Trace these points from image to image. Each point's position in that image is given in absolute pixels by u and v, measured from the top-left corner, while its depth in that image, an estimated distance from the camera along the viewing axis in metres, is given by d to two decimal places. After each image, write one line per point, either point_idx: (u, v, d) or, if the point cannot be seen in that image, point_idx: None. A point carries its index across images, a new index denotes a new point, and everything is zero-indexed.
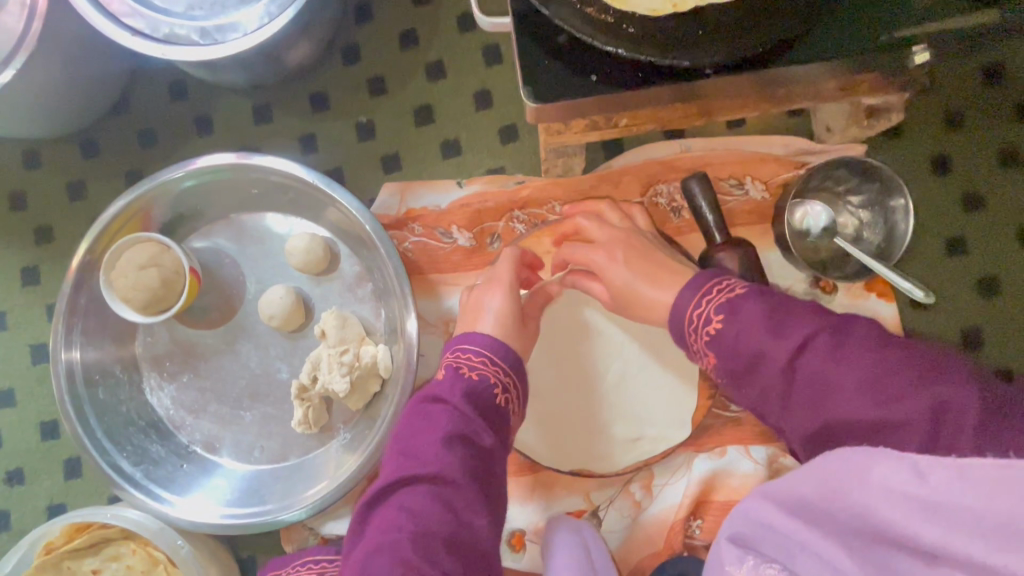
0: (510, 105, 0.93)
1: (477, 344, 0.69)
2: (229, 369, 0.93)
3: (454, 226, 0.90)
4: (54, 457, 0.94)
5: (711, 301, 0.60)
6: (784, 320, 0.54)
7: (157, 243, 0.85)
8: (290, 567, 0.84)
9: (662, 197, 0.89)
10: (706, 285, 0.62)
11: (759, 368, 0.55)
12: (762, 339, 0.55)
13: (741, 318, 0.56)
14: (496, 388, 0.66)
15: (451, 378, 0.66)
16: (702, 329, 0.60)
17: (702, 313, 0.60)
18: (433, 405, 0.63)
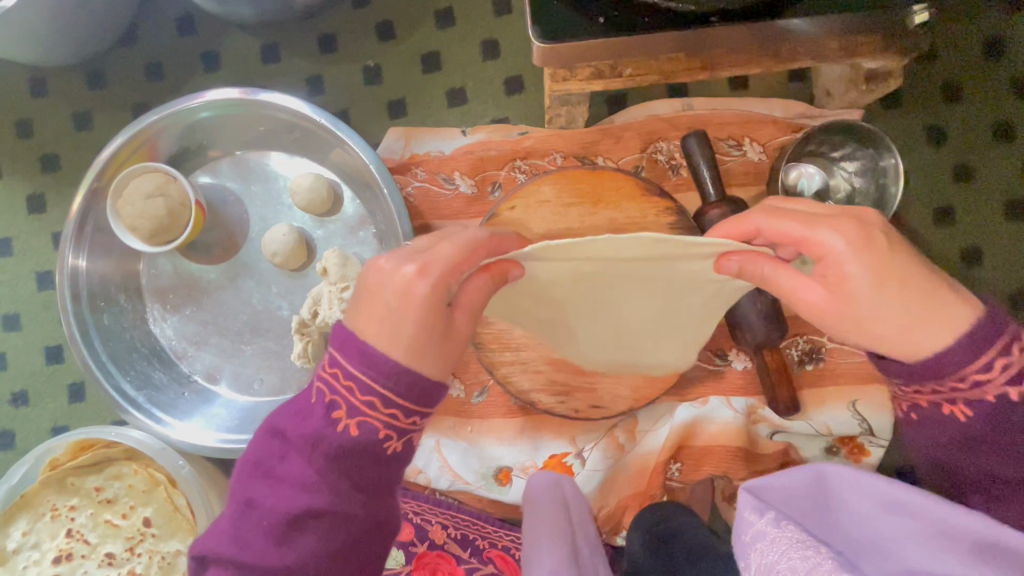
0: (518, 56, 0.94)
1: (358, 371, 0.55)
2: (231, 303, 0.96)
3: (456, 173, 0.91)
4: (58, 381, 0.96)
5: (1006, 356, 0.53)
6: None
7: (163, 173, 0.86)
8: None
9: (662, 154, 0.90)
10: (978, 339, 0.53)
11: (996, 447, 0.55)
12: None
13: (1018, 406, 0.53)
14: (380, 438, 0.55)
15: (319, 420, 0.55)
16: (971, 383, 0.53)
17: (992, 365, 0.53)
18: (290, 456, 0.55)
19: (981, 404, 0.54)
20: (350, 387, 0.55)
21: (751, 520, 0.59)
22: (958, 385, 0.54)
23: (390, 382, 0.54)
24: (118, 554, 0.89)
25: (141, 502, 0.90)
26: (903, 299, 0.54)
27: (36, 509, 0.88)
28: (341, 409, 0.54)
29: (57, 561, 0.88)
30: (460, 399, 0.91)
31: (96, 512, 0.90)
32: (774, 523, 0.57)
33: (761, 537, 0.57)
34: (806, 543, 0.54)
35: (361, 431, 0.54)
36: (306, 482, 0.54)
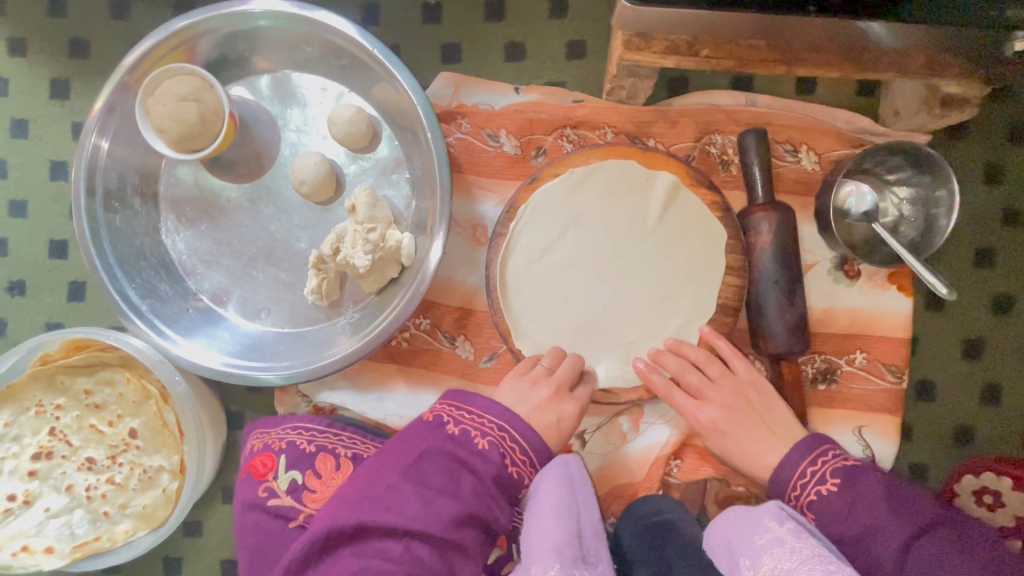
0: (585, 20, 0.89)
1: (519, 433, 0.75)
2: (248, 226, 0.92)
3: (503, 131, 0.88)
4: (58, 276, 0.93)
5: (827, 463, 0.74)
6: (902, 502, 0.69)
7: (201, 78, 0.82)
8: (281, 428, 0.86)
9: (715, 147, 0.87)
10: (808, 448, 0.76)
11: (868, 536, 0.68)
12: (879, 512, 0.69)
13: (860, 486, 0.71)
14: (525, 485, 0.76)
15: (492, 459, 0.73)
16: (810, 489, 0.73)
17: (815, 472, 0.74)
18: (464, 475, 0.71)
19: (825, 501, 0.71)
20: (514, 446, 0.75)
21: (769, 527, 0.70)
22: (802, 494, 0.74)
23: (540, 447, 0.76)
24: (99, 460, 0.88)
25: (130, 412, 0.88)
26: (747, 436, 0.80)
27: (21, 401, 0.86)
28: (510, 455, 0.74)
29: (36, 457, 0.86)
30: (468, 360, 0.90)
31: (83, 415, 0.88)
32: (793, 533, 0.68)
33: (776, 542, 0.68)
34: (824, 556, 0.64)
35: (519, 476, 0.75)
36: (471, 499, 0.71)
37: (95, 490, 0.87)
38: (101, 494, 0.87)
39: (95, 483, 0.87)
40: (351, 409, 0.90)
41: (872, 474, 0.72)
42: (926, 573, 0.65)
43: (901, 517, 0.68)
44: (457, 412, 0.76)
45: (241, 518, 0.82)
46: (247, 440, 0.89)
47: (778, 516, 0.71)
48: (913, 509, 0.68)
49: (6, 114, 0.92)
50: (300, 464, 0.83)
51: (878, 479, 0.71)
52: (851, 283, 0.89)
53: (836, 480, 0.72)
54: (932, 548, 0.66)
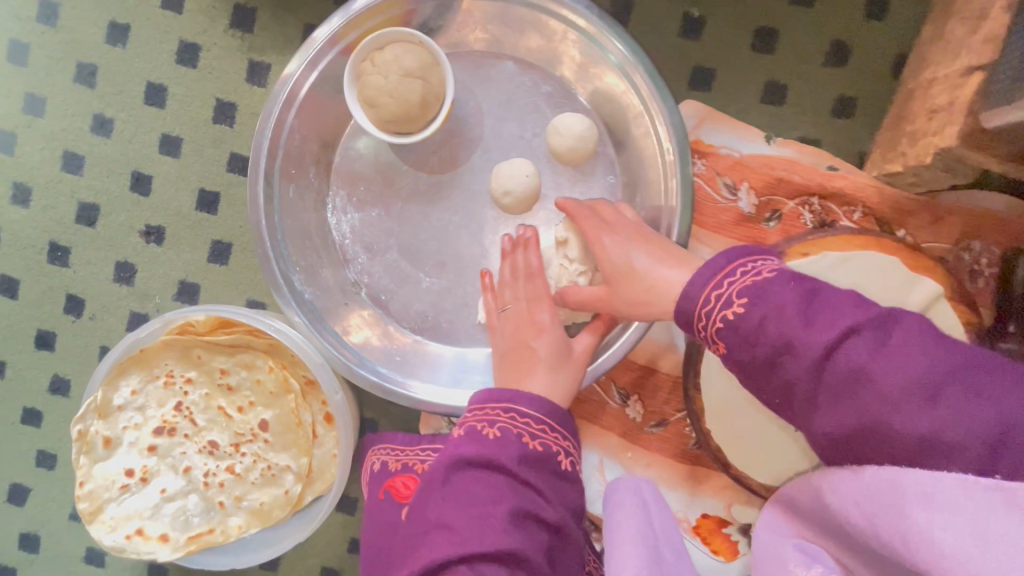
0: (864, 74, 0.77)
1: (526, 406, 0.65)
2: (424, 222, 0.82)
3: (744, 184, 0.77)
4: (202, 231, 0.82)
5: (733, 284, 0.55)
6: (821, 310, 0.51)
7: (430, 52, 0.70)
8: (420, 448, 0.77)
9: (970, 254, 0.77)
10: (721, 269, 0.56)
11: (782, 364, 0.51)
12: (795, 328, 0.50)
13: (769, 303, 0.52)
14: (559, 455, 0.65)
15: (510, 443, 0.63)
16: (716, 317, 0.55)
17: (721, 296, 0.55)
18: (494, 475, 0.61)
19: (734, 327, 0.54)
20: (526, 422, 0.65)
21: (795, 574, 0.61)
22: (716, 319, 0.55)
23: (554, 413, 0.66)
24: (221, 446, 0.80)
25: (264, 402, 0.80)
26: (650, 246, 0.68)
27: (151, 368, 0.77)
28: (526, 434, 0.64)
29: (158, 432, 0.77)
30: (633, 422, 0.83)
31: (212, 395, 0.79)
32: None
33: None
34: None
35: (544, 448, 0.64)
36: (513, 492, 0.60)
37: (213, 477, 0.79)
38: (218, 482, 0.79)
39: (214, 470, 0.79)
40: None
41: (824, 292, 0.52)
42: (848, 399, 0.49)
43: (817, 334, 0.50)
44: (483, 413, 0.66)
45: (369, 539, 0.73)
46: (371, 453, 0.81)
47: (805, 561, 0.62)
48: (827, 314, 0.50)
49: (177, 34, 0.79)
50: None
51: (786, 280, 0.53)
52: None
53: (746, 299, 0.53)
54: (858, 348, 0.48)
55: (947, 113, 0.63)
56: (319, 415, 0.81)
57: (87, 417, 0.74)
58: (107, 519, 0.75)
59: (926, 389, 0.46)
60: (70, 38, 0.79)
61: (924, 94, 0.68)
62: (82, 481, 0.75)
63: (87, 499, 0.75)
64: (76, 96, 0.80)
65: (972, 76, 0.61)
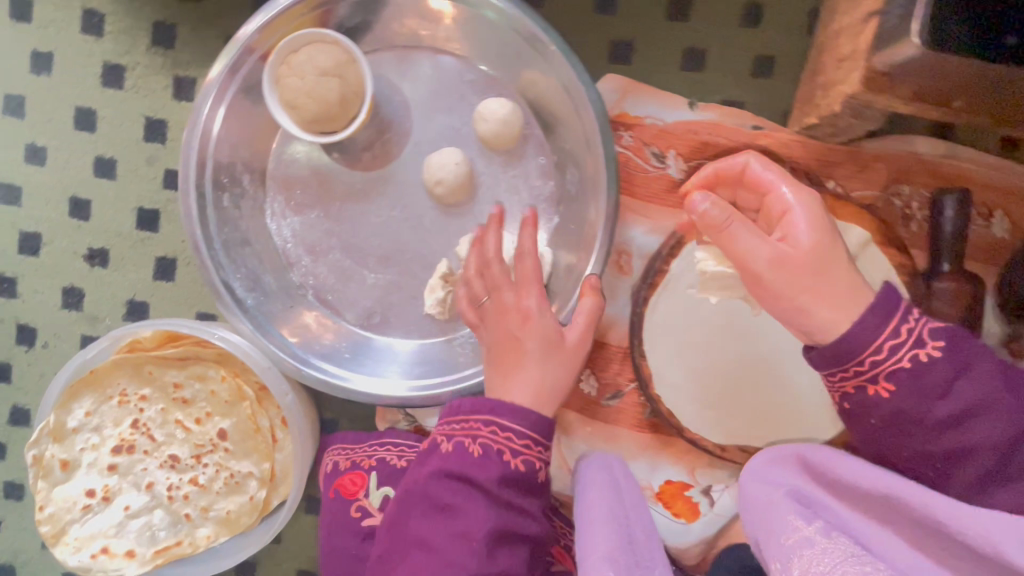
0: (780, 32, 0.77)
1: (508, 420, 0.63)
2: (364, 219, 0.82)
3: (671, 151, 0.77)
4: (146, 249, 0.83)
5: (918, 323, 0.57)
6: (1016, 384, 0.57)
7: (344, 50, 0.70)
8: (368, 444, 0.79)
9: (901, 199, 0.78)
10: (891, 304, 0.57)
11: (952, 392, 0.56)
12: (998, 395, 0.55)
13: (981, 372, 0.56)
14: (540, 470, 0.64)
15: (491, 463, 0.62)
16: (900, 352, 0.56)
17: (910, 332, 0.56)
18: (471, 495, 0.61)
19: (921, 365, 0.56)
20: (507, 436, 0.62)
21: (795, 526, 0.59)
22: (880, 362, 0.57)
23: (534, 425, 0.63)
24: (183, 459, 0.80)
25: (220, 411, 0.80)
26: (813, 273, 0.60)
27: (104, 389, 0.77)
28: (505, 453, 0.62)
29: (117, 451, 0.78)
30: (589, 396, 0.83)
31: (168, 410, 0.80)
32: (823, 532, 0.57)
33: (805, 544, 0.56)
34: (858, 558, 0.53)
35: (524, 467, 0.63)
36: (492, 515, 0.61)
37: (178, 490, 0.80)
38: (182, 495, 0.80)
39: (177, 483, 0.80)
40: None
41: (982, 354, 0.57)
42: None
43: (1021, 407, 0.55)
44: (461, 424, 0.64)
45: (328, 537, 0.76)
46: (325, 456, 0.82)
47: (802, 513, 0.60)
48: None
49: (100, 56, 0.79)
50: (395, 482, 0.76)
51: (985, 350, 0.57)
52: None
53: (940, 345, 0.56)
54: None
55: (852, 60, 0.63)
56: (277, 420, 0.82)
57: (40, 441, 0.75)
58: (71, 540, 0.76)
59: None
60: None
61: (833, 45, 0.69)
62: (43, 505, 0.75)
63: (48, 523, 0.75)
64: (8, 128, 0.81)
65: (869, 21, 0.60)
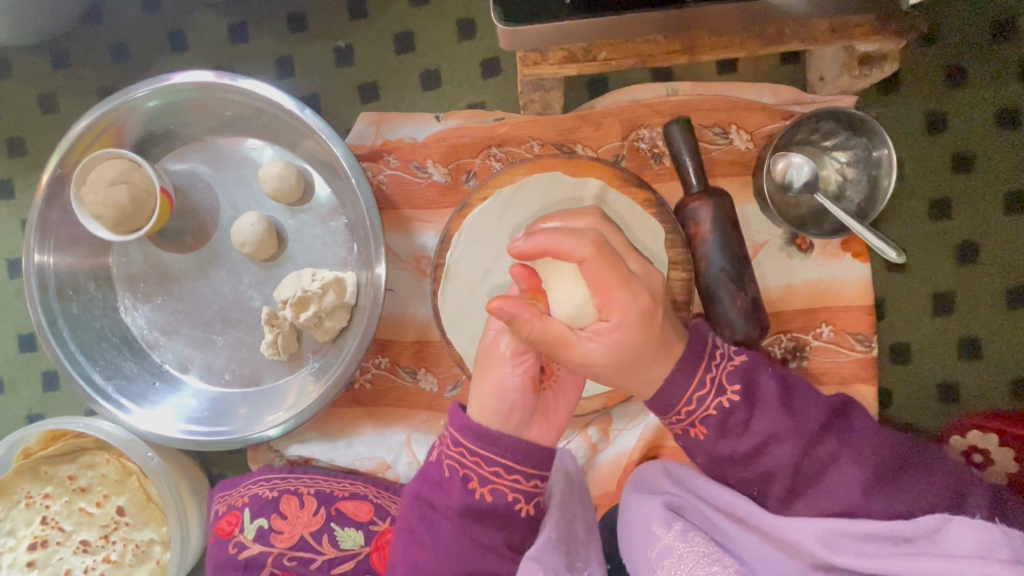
0: (494, 36, 0.89)
1: (491, 452, 0.68)
2: (202, 293, 0.94)
3: (429, 160, 0.88)
4: (32, 368, 0.96)
5: (717, 369, 0.65)
6: (799, 404, 0.65)
7: (128, 160, 0.84)
8: (242, 485, 0.88)
9: (644, 142, 0.86)
10: (697, 356, 0.65)
11: (754, 427, 0.64)
12: (783, 420, 0.64)
13: (765, 400, 0.65)
14: (516, 500, 0.69)
15: (457, 490, 0.69)
16: (710, 402, 0.64)
17: (714, 381, 0.65)
18: (436, 522, 0.68)
19: (720, 411, 0.64)
20: (476, 461, 0.68)
21: (659, 535, 0.72)
22: (693, 412, 0.65)
23: (510, 454, 0.68)
24: (93, 542, 0.90)
25: (114, 491, 0.90)
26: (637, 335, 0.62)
27: (11, 496, 0.89)
28: (474, 480, 0.68)
29: (32, 547, 0.88)
30: (433, 392, 0.90)
31: (71, 500, 0.90)
32: (679, 536, 0.71)
33: (666, 552, 0.70)
34: (709, 557, 0.68)
35: (494, 497, 0.68)
36: (454, 544, 0.67)
37: (94, 570, 0.89)
38: (99, 573, 0.89)
39: (92, 564, 0.89)
40: (324, 457, 0.90)
41: (767, 384, 0.66)
42: (821, 479, 0.64)
43: (801, 427, 0.64)
44: (453, 452, 0.70)
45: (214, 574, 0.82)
46: (212, 505, 0.90)
47: (665, 518, 0.73)
48: (812, 408, 0.65)
49: None
50: (265, 511, 0.85)
51: (770, 374, 0.67)
52: (806, 256, 0.86)
53: (736, 389, 0.65)
54: (836, 440, 0.64)
55: None
56: None
57: None
58: None
59: (820, 451, 0.64)
60: None
61: None
62: None
63: None
64: None
65: None
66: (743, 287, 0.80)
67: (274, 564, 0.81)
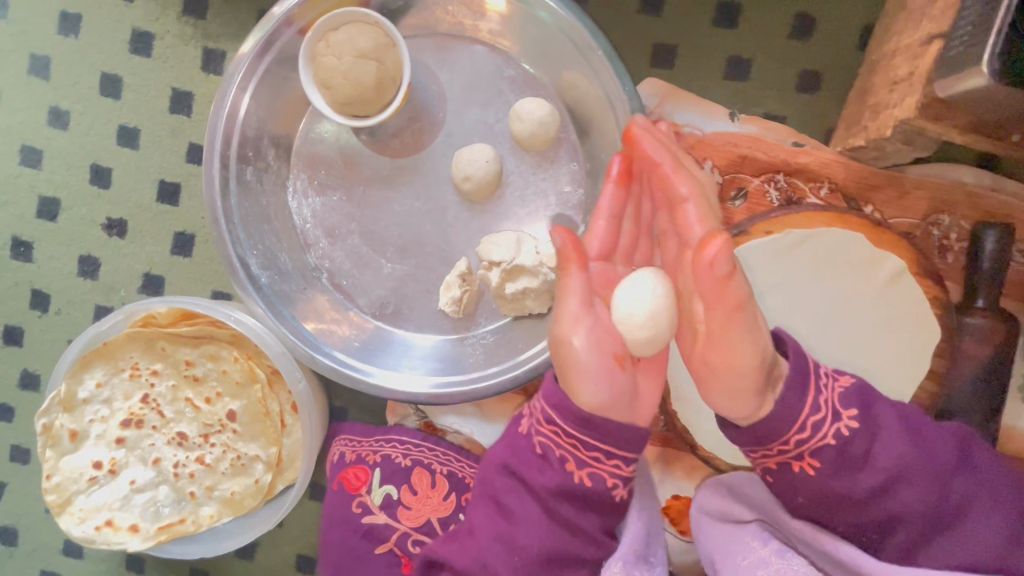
0: (829, 45, 0.76)
1: (571, 425, 0.57)
2: (383, 207, 0.79)
3: (709, 162, 0.74)
4: (164, 222, 0.81)
5: (827, 391, 0.54)
6: (920, 432, 0.55)
7: (385, 33, 0.69)
8: (374, 439, 0.78)
9: (939, 229, 0.75)
10: (801, 378, 0.54)
11: (879, 448, 0.53)
12: (905, 454, 0.53)
13: (883, 427, 0.54)
14: (612, 485, 0.59)
15: (552, 469, 0.59)
16: (829, 427, 0.53)
17: (823, 403, 0.53)
18: (520, 495, 0.60)
19: (840, 443, 0.53)
20: (573, 443, 0.58)
21: (752, 546, 0.60)
22: (804, 440, 0.53)
23: (613, 439, 0.57)
24: (190, 437, 0.79)
25: (230, 392, 0.79)
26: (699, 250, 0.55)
27: (116, 361, 0.77)
28: (571, 462, 0.58)
29: (125, 424, 0.78)
30: None
31: (178, 387, 0.79)
32: (777, 553, 0.58)
33: (760, 564, 0.58)
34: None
35: (592, 482, 0.58)
36: (540, 519, 0.59)
37: (183, 468, 0.79)
38: (188, 473, 0.79)
39: (183, 461, 0.79)
40: (473, 437, 0.81)
41: (885, 411, 0.55)
42: (950, 524, 0.53)
43: (931, 464, 0.53)
44: (553, 433, 0.59)
45: (328, 529, 0.76)
46: (332, 445, 0.82)
47: (761, 533, 0.61)
48: (936, 441, 0.54)
49: (129, 21, 0.78)
50: (395, 479, 0.76)
51: (885, 403, 0.56)
52: None
53: (853, 414, 0.53)
54: (964, 483, 0.53)
55: (907, 84, 0.61)
56: (287, 405, 0.80)
57: (51, 410, 0.75)
58: (76, 511, 0.76)
59: (968, 502, 0.53)
60: (21, 29, 0.78)
61: (887, 65, 0.67)
62: (49, 474, 0.76)
63: (55, 492, 0.76)
64: (32, 88, 0.79)
65: (931, 43, 0.59)
66: (992, 431, 0.72)
67: (397, 542, 0.74)
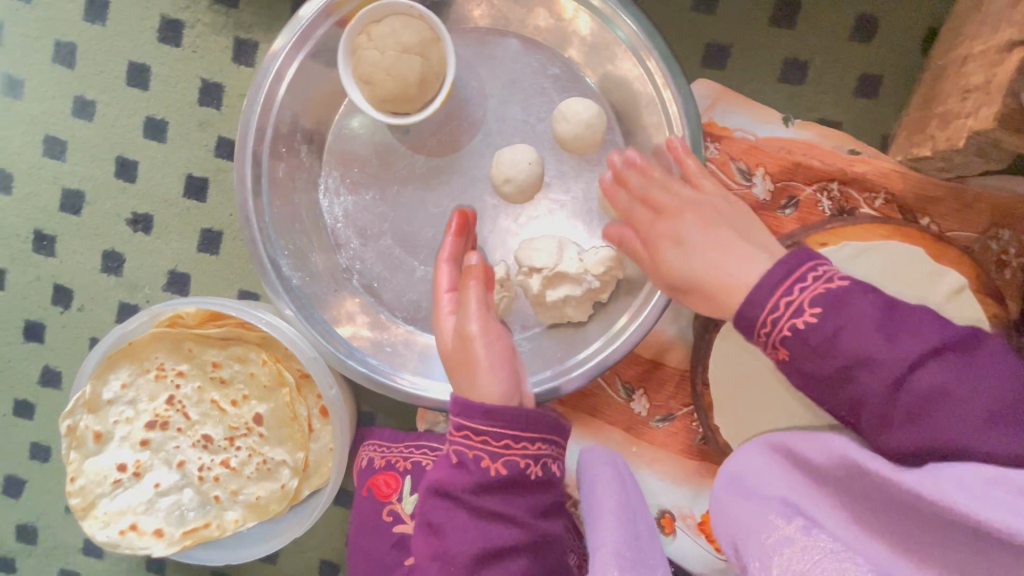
0: (890, 48, 0.72)
1: (478, 420, 0.56)
2: (418, 207, 0.76)
3: (760, 170, 0.71)
4: (190, 218, 0.79)
5: (816, 289, 0.50)
6: (908, 325, 0.49)
7: (429, 26, 0.66)
8: (405, 445, 0.76)
9: (999, 243, 0.72)
10: (785, 275, 0.50)
11: (852, 341, 0.48)
12: (875, 343, 0.47)
13: (851, 314, 0.49)
14: (524, 468, 0.57)
15: (465, 471, 0.57)
16: (787, 323, 0.49)
17: (793, 302, 0.50)
18: (450, 511, 0.57)
19: (804, 337, 0.49)
20: (482, 439, 0.56)
21: (777, 523, 0.53)
22: (806, 332, 0.49)
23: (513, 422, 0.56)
24: (215, 440, 0.77)
25: (257, 395, 0.77)
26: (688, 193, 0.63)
27: (142, 362, 0.75)
28: (482, 459, 0.56)
29: (150, 426, 0.76)
30: (638, 416, 0.77)
31: (204, 388, 0.77)
32: (804, 530, 0.51)
33: (785, 543, 0.51)
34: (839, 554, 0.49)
35: (508, 469, 0.56)
36: (472, 525, 0.57)
37: (208, 471, 0.77)
38: (213, 476, 0.77)
39: (208, 464, 0.77)
40: None
41: (915, 315, 0.49)
42: (929, 408, 0.46)
43: (887, 344, 0.47)
44: (460, 435, 0.57)
45: (358, 537, 0.74)
46: (361, 451, 0.79)
47: (785, 509, 0.54)
48: (922, 330, 0.48)
49: (158, 9, 0.75)
50: None
51: (866, 297, 0.50)
52: None
53: (821, 307, 0.49)
54: (953, 371, 0.46)
55: (983, 92, 0.58)
56: (315, 410, 0.78)
57: (76, 412, 0.73)
58: (100, 514, 0.74)
59: (989, 401, 0.46)
60: (46, 14, 0.75)
61: (958, 71, 0.63)
62: (73, 477, 0.74)
63: (79, 495, 0.74)
64: (57, 77, 0.76)
65: (1013, 49, 0.56)
66: None
67: None
